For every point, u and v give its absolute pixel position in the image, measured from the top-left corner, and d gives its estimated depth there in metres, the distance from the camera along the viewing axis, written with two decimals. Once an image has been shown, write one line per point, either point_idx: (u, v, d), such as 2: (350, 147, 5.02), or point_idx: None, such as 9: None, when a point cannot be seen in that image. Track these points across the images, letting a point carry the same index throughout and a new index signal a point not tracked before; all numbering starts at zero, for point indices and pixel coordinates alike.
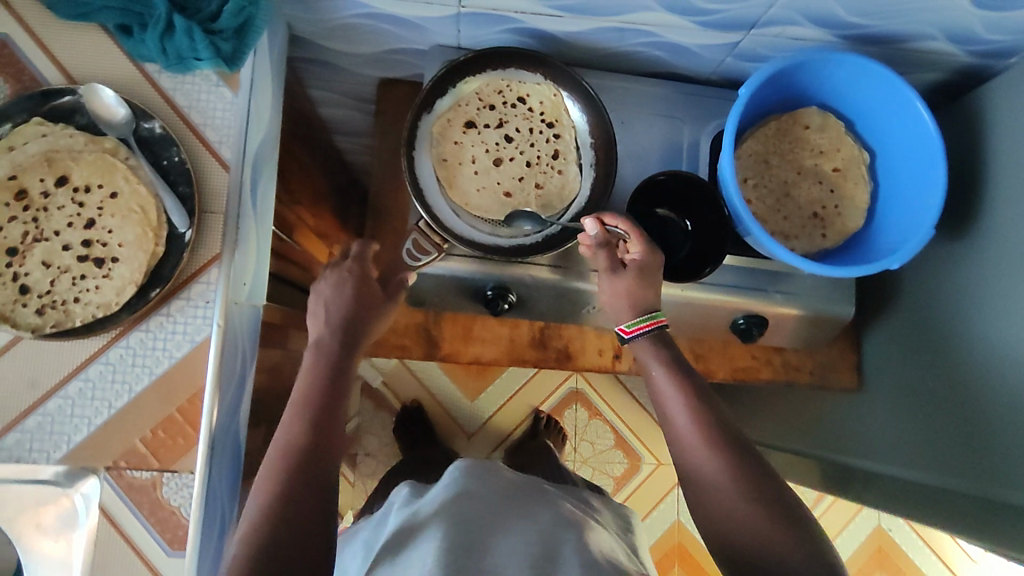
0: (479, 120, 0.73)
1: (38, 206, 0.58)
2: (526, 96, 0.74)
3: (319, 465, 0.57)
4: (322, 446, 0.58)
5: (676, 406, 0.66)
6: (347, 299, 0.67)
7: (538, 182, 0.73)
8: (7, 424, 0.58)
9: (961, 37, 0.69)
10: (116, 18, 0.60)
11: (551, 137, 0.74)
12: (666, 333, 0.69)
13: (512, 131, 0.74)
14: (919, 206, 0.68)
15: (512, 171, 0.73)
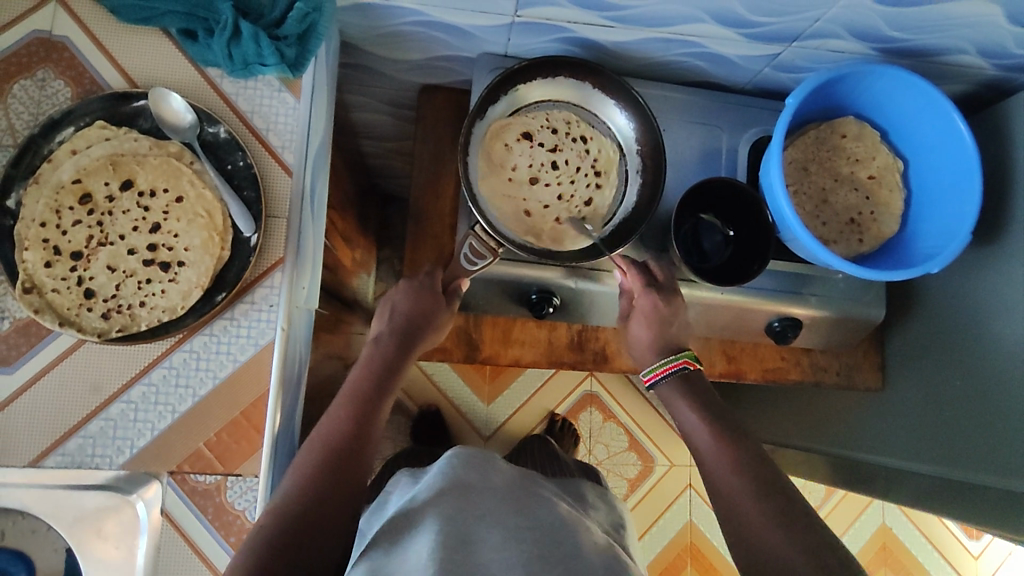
0: (534, 133, 0.75)
1: (102, 210, 0.58)
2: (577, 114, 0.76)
3: (359, 449, 0.59)
4: (366, 435, 0.60)
5: (700, 433, 0.69)
6: (409, 300, 0.72)
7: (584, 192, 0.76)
8: (69, 429, 0.58)
9: (991, 51, 0.73)
10: (181, 22, 0.60)
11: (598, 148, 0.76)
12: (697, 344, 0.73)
13: (561, 144, 0.76)
14: (955, 213, 0.71)
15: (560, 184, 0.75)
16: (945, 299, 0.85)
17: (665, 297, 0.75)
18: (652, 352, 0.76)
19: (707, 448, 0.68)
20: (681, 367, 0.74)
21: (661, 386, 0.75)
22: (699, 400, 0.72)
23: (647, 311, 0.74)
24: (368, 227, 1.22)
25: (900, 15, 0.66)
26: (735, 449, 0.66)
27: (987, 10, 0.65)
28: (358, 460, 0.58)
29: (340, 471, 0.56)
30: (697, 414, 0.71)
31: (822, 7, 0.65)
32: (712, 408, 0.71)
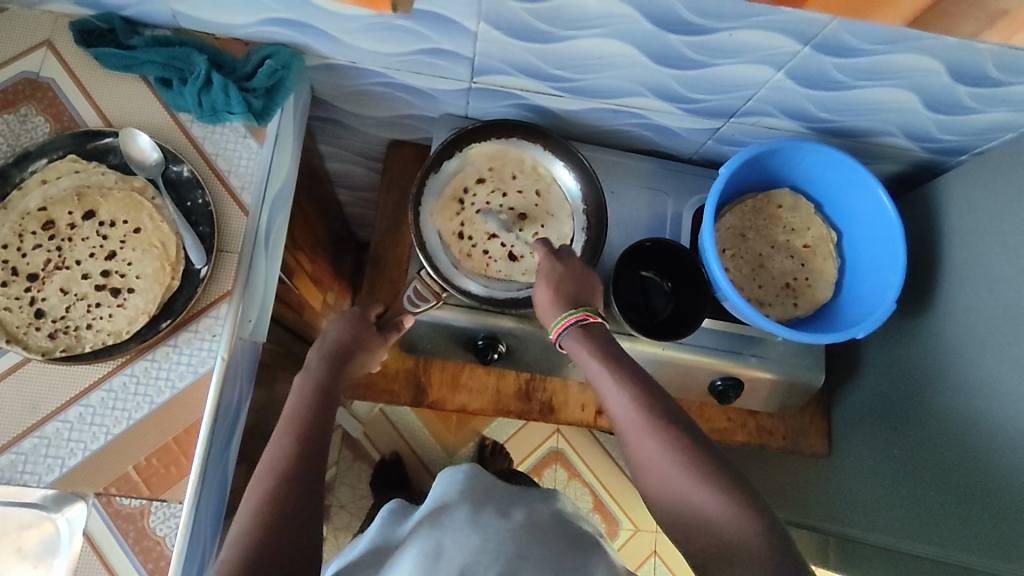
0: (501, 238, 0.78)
1: (63, 237, 0.62)
2: (456, 235, 0.77)
3: (313, 474, 0.54)
4: (318, 456, 0.56)
5: (614, 390, 0.62)
6: (343, 330, 0.69)
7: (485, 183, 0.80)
8: (3, 445, 0.59)
9: (917, 135, 0.78)
10: (158, 71, 0.66)
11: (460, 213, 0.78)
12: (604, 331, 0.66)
13: (468, 242, 0.78)
14: (882, 282, 0.75)
15: (515, 214, 0.80)
16: (885, 367, 0.86)
17: (564, 258, 0.70)
18: (550, 308, 0.67)
19: (626, 408, 0.61)
20: (579, 320, 0.65)
21: (565, 339, 0.66)
22: (601, 345, 0.65)
23: (549, 274, 0.68)
24: (343, 272, 1.26)
25: (826, 98, 0.72)
26: (645, 396, 0.61)
27: (905, 98, 0.71)
28: (316, 485, 0.54)
29: (298, 498, 0.52)
30: (596, 365, 0.63)
31: (752, 87, 0.71)
32: (617, 358, 0.63)
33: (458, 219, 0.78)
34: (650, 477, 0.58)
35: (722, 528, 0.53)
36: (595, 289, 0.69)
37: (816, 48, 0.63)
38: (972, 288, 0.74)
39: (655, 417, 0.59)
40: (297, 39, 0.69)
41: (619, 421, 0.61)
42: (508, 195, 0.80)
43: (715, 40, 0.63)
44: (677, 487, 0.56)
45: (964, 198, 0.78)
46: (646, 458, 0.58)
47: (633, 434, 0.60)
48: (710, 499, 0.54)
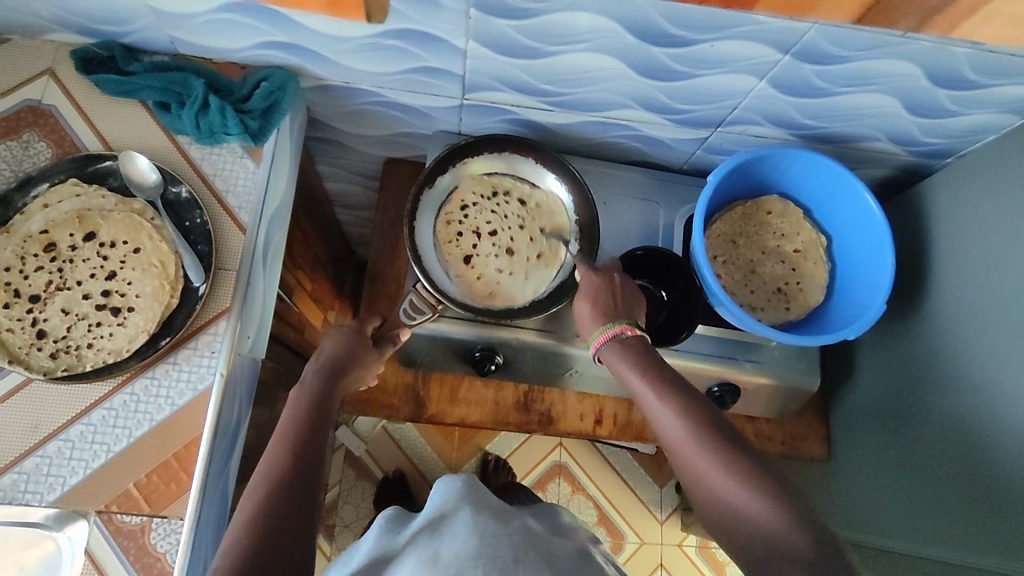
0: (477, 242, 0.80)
1: (64, 258, 0.63)
2: (466, 202, 0.80)
3: (307, 488, 0.55)
4: (312, 469, 0.57)
5: (660, 409, 0.61)
6: (339, 343, 0.70)
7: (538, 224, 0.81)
8: (5, 465, 0.60)
9: (902, 139, 0.80)
10: (156, 95, 0.68)
11: (506, 199, 0.81)
12: (641, 342, 0.66)
13: (469, 222, 0.80)
14: (873, 284, 0.76)
15: (520, 244, 0.80)
16: (881, 370, 0.87)
17: (605, 274, 0.72)
18: (591, 321, 0.69)
19: (675, 425, 0.59)
20: (617, 334, 0.66)
21: (604, 353, 0.67)
22: (642, 358, 0.64)
23: (591, 288, 0.71)
24: (344, 290, 1.28)
25: (809, 105, 0.74)
26: (690, 410, 0.59)
27: (887, 102, 0.72)
28: (309, 498, 0.55)
29: (291, 512, 0.53)
30: (641, 382, 0.62)
31: (736, 96, 0.73)
32: (661, 374, 0.63)
33: (496, 204, 0.81)
34: (701, 490, 0.57)
35: (773, 534, 0.51)
36: (637, 305, 0.70)
37: (795, 56, 0.65)
38: (962, 288, 0.75)
39: (702, 432, 0.58)
40: (292, 61, 0.71)
41: (667, 438, 0.60)
42: (530, 232, 0.81)
43: (698, 51, 0.65)
44: (727, 499, 0.55)
45: (950, 200, 0.79)
46: (695, 471, 0.57)
47: (681, 450, 0.59)
48: (759, 506, 0.53)
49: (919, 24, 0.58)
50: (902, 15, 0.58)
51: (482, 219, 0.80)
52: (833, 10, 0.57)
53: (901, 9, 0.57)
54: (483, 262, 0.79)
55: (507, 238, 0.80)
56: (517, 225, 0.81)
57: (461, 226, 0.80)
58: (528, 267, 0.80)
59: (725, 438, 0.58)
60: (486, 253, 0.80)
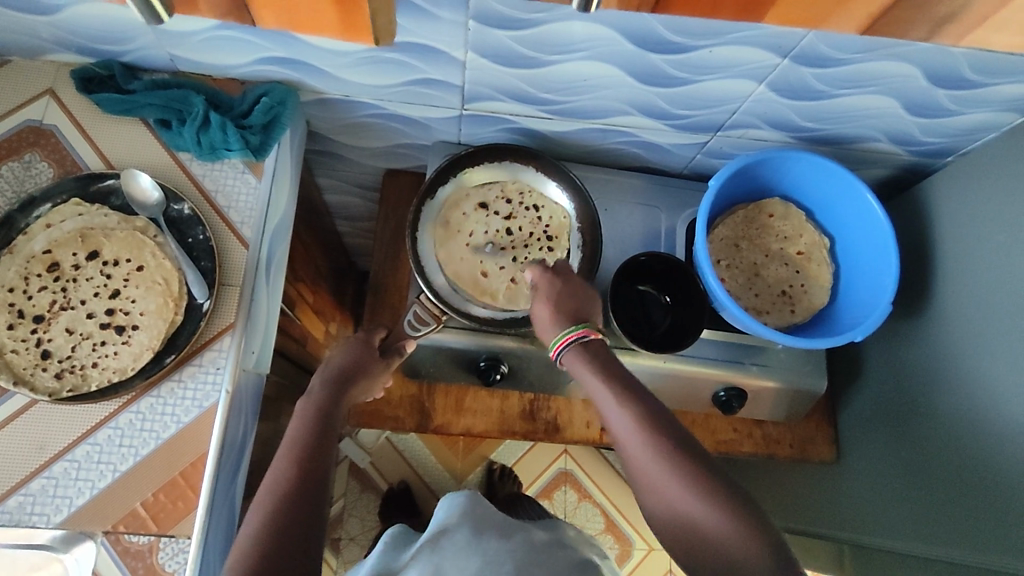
0: (490, 206, 0.81)
1: (68, 277, 0.63)
2: (539, 206, 0.82)
3: (313, 501, 0.54)
4: (318, 482, 0.56)
5: (618, 412, 0.60)
6: (346, 352, 0.69)
7: (514, 277, 0.79)
8: (11, 487, 0.60)
9: (902, 139, 0.80)
10: (157, 113, 0.68)
11: (546, 247, 0.80)
12: (600, 349, 0.65)
13: (516, 214, 0.81)
14: (877, 285, 0.76)
15: (500, 259, 0.79)
16: (888, 370, 0.86)
17: (564, 277, 0.71)
18: (551, 326, 0.68)
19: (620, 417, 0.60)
20: (579, 338, 0.65)
21: (567, 357, 0.66)
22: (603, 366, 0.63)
23: (548, 291, 0.69)
24: (346, 302, 1.27)
25: (808, 108, 0.74)
26: (648, 416, 0.59)
27: (887, 103, 0.72)
28: (315, 513, 0.54)
29: (297, 526, 0.52)
30: (603, 387, 0.62)
31: (736, 101, 0.73)
32: (622, 379, 0.62)
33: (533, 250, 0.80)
34: (654, 498, 0.57)
35: (727, 546, 0.52)
36: (593, 303, 0.70)
37: (794, 60, 0.65)
38: (966, 286, 0.75)
39: (659, 438, 0.57)
40: (292, 76, 0.71)
41: (623, 445, 0.60)
42: (504, 273, 0.79)
43: (696, 57, 0.65)
44: (682, 508, 0.55)
45: (952, 199, 0.79)
46: (648, 477, 0.57)
47: (636, 456, 0.58)
48: (714, 518, 0.53)
49: (918, 30, 0.58)
50: (908, 26, 0.58)
51: (528, 227, 0.81)
52: (835, 20, 0.57)
53: (913, 20, 0.57)
54: (468, 205, 0.81)
55: (506, 239, 0.80)
56: (515, 258, 0.80)
57: (514, 206, 0.82)
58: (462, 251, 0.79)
59: (682, 445, 0.57)
60: (487, 231, 0.80)
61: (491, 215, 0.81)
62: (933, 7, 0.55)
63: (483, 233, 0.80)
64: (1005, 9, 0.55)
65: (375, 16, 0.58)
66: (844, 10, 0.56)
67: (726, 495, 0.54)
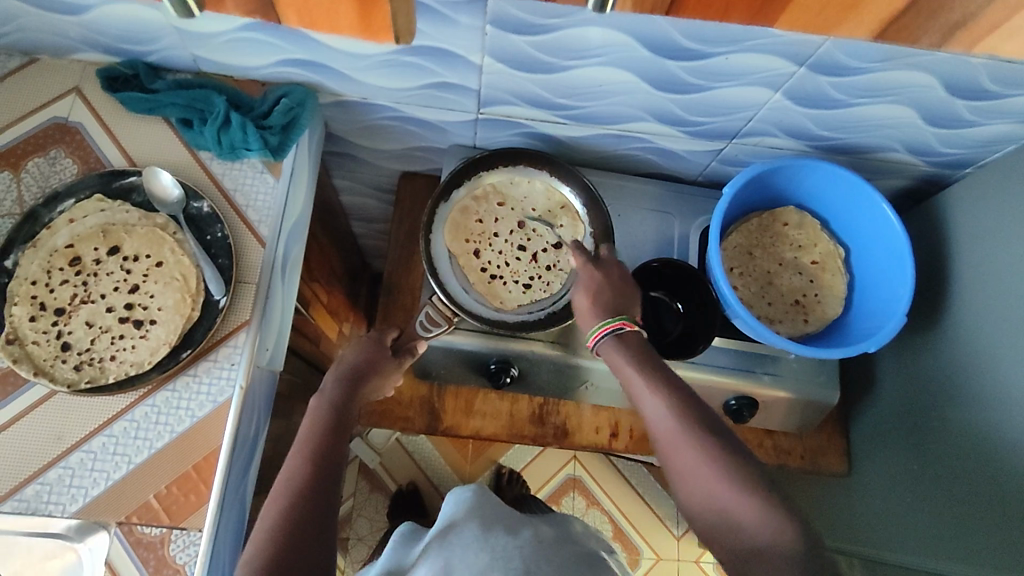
0: (561, 251, 0.81)
1: (89, 271, 0.64)
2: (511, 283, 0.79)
3: (326, 498, 0.55)
4: (331, 479, 0.57)
5: (658, 413, 0.59)
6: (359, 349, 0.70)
7: (487, 233, 0.80)
8: (28, 476, 0.61)
9: (920, 149, 0.79)
10: (180, 112, 0.70)
11: (495, 272, 0.79)
12: (636, 339, 0.64)
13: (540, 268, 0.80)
14: (893, 296, 0.75)
15: (524, 226, 0.81)
16: (902, 382, 0.85)
17: (604, 268, 0.70)
18: (591, 316, 0.67)
19: (658, 411, 0.59)
20: (616, 329, 0.64)
21: (602, 346, 0.65)
22: (635, 358, 0.62)
23: (589, 283, 0.69)
24: (359, 302, 1.28)
25: (825, 117, 0.73)
26: (685, 410, 0.58)
27: (904, 113, 0.72)
28: (328, 508, 0.55)
29: (310, 523, 0.53)
30: (638, 380, 0.61)
31: (752, 109, 0.73)
32: (657, 370, 0.61)
33: (489, 277, 0.79)
34: (709, 516, 0.55)
35: (778, 561, 0.50)
36: (633, 301, 0.68)
37: (811, 68, 0.65)
38: (983, 299, 0.74)
39: (695, 431, 0.57)
40: (311, 78, 0.72)
41: (658, 437, 0.59)
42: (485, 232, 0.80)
43: (712, 64, 0.65)
44: (716, 498, 0.55)
45: (970, 211, 0.78)
46: (682, 467, 0.57)
47: (672, 449, 0.57)
48: (746, 508, 0.53)
49: (932, 40, 0.58)
50: (924, 35, 0.58)
51: (526, 273, 0.80)
52: (850, 26, 0.57)
53: (931, 33, 0.57)
54: (562, 232, 0.81)
55: (517, 243, 0.81)
56: (511, 236, 0.81)
57: (543, 266, 0.80)
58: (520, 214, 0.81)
59: (716, 435, 0.57)
60: (541, 241, 0.81)
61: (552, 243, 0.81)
62: (943, 15, 0.55)
63: (532, 231, 0.81)
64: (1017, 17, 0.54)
65: (393, 15, 0.59)
66: (858, 17, 0.56)
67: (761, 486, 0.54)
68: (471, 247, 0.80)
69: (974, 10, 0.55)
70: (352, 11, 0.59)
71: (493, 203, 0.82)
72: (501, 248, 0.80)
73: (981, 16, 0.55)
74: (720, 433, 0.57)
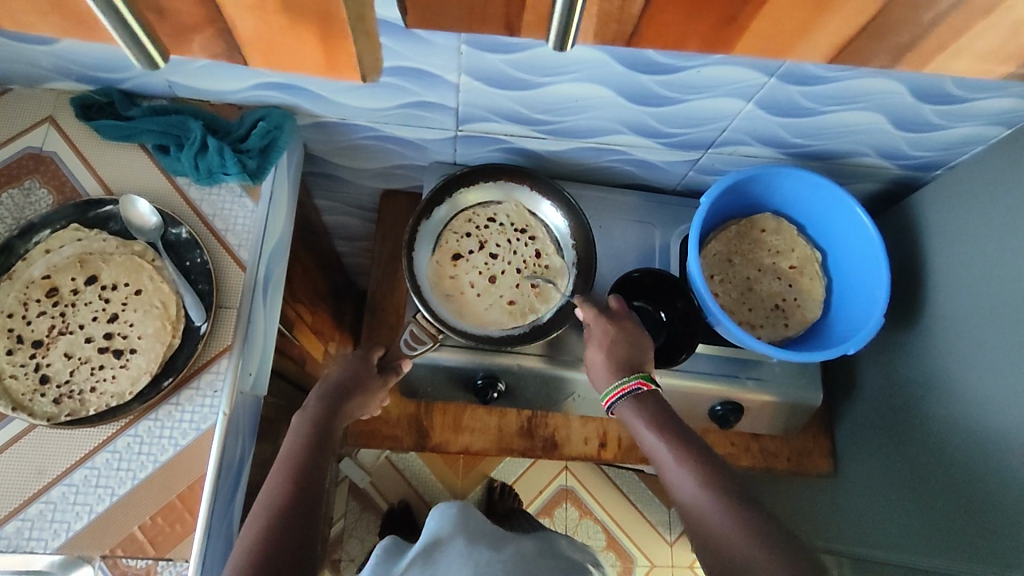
0: (458, 249, 0.81)
1: (66, 302, 0.64)
2: (495, 216, 0.83)
3: (307, 515, 0.55)
4: (311, 499, 0.57)
5: (666, 454, 0.61)
6: (343, 364, 0.71)
7: (533, 283, 0.81)
8: (9, 513, 0.60)
9: (891, 153, 0.81)
10: (156, 138, 0.69)
11: (528, 239, 0.83)
12: (646, 395, 0.66)
13: (479, 238, 0.82)
14: (870, 298, 0.77)
15: (508, 285, 0.80)
16: (882, 382, 0.87)
17: (618, 322, 0.72)
18: (603, 373, 0.70)
19: (669, 457, 0.61)
20: (633, 388, 0.66)
21: (619, 407, 0.67)
22: (651, 407, 0.65)
23: (602, 337, 0.71)
24: (344, 322, 1.28)
25: (797, 124, 0.75)
26: (704, 466, 0.59)
27: (873, 119, 0.74)
28: (309, 525, 0.55)
29: (290, 540, 0.53)
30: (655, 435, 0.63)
31: (725, 119, 0.74)
32: (665, 417, 0.64)
33: (517, 241, 0.82)
34: (715, 556, 0.55)
35: None
36: (646, 353, 0.70)
37: (781, 78, 0.66)
38: (958, 297, 0.76)
39: (710, 480, 0.58)
40: (288, 100, 0.72)
41: (670, 483, 0.60)
42: (521, 281, 0.81)
43: (685, 77, 0.66)
44: (730, 550, 0.54)
45: (941, 212, 0.80)
46: (693, 511, 0.57)
47: (689, 498, 0.58)
48: (753, 549, 0.53)
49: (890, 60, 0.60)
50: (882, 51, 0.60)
51: (502, 241, 0.82)
52: (803, 51, 0.59)
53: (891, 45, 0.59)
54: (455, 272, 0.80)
55: (523, 262, 0.82)
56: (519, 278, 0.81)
57: (476, 234, 0.82)
58: (498, 302, 0.79)
59: (729, 487, 0.58)
60: (477, 270, 0.81)
61: (467, 260, 0.81)
62: (892, 37, 0.57)
63: (500, 270, 0.81)
64: (966, 34, 0.56)
65: (358, 53, 0.61)
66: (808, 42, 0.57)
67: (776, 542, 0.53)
68: (522, 242, 0.82)
69: (920, 32, 0.56)
70: (317, 51, 0.60)
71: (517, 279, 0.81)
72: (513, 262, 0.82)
73: (929, 35, 0.56)
74: (726, 476, 0.59)
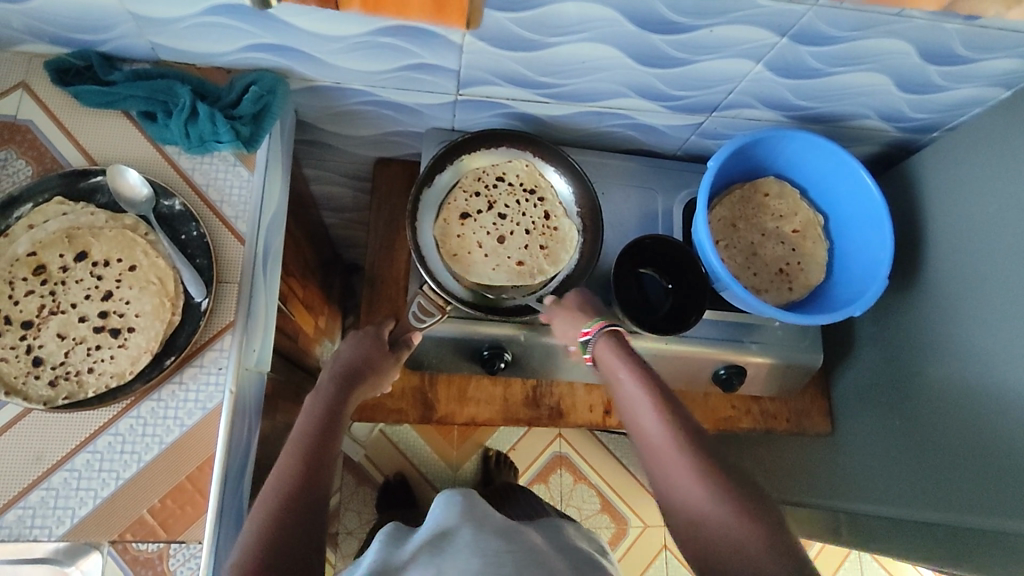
0: (468, 208, 0.79)
1: (56, 280, 0.60)
2: (504, 175, 0.81)
3: (315, 496, 0.55)
4: (320, 480, 0.56)
5: (643, 412, 0.62)
6: (351, 345, 0.71)
7: (542, 244, 0.79)
8: (8, 501, 0.57)
9: (891, 115, 0.81)
10: (142, 105, 0.66)
11: (536, 201, 0.81)
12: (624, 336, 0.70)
13: (489, 195, 0.80)
14: (873, 260, 0.78)
15: (517, 245, 0.79)
16: (879, 342, 0.89)
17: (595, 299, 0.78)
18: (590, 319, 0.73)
19: (646, 415, 0.62)
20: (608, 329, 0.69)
21: (596, 344, 0.69)
22: (628, 361, 0.66)
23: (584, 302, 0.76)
24: (333, 295, 1.25)
25: (803, 86, 0.74)
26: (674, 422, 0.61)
27: (878, 80, 0.73)
28: (318, 507, 0.54)
29: (299, 521, 0.52)
30: (639, 390, 0.63)
31: (732, 81, 0.73)
32: (639, 371, 0.65)
33: (524, 199, 0.81)
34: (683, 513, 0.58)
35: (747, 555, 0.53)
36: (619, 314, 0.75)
37: (792, 38, 0.65)
38: (955, 258, 0.77)
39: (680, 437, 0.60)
40: (281, 63, 0.68)
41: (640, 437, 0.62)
42: (529, 243, 0.79)
43: (696, 37, 0.65)
44: (699, 508, 0.56)
45: (940, 173, 0.80)
46: (660, 464, 0.60)
47: (667, 462, 0.59)
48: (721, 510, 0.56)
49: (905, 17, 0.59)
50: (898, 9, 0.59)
51: (511, 199, 0.80)
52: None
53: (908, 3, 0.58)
54: (465, 230, 0.78)
55: (532, 221, 0.80)
56: (526, 234, 0.79)
57: (485, 194, 0.80)
58: (505, 263, 0.78)
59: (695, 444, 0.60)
60: (487, 231, 0.79)
61: (477, 217, 0.79)
62: None
63: (509, 228, 0.79)
64: None
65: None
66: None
67: (762, 517, 0.56)
68: (530, 201, 0.80)
69: None
70: None
71: (525, 236, 0.79)
72: (521, 221, 0.80)
73: None
74: (692, 433, 0.61)
